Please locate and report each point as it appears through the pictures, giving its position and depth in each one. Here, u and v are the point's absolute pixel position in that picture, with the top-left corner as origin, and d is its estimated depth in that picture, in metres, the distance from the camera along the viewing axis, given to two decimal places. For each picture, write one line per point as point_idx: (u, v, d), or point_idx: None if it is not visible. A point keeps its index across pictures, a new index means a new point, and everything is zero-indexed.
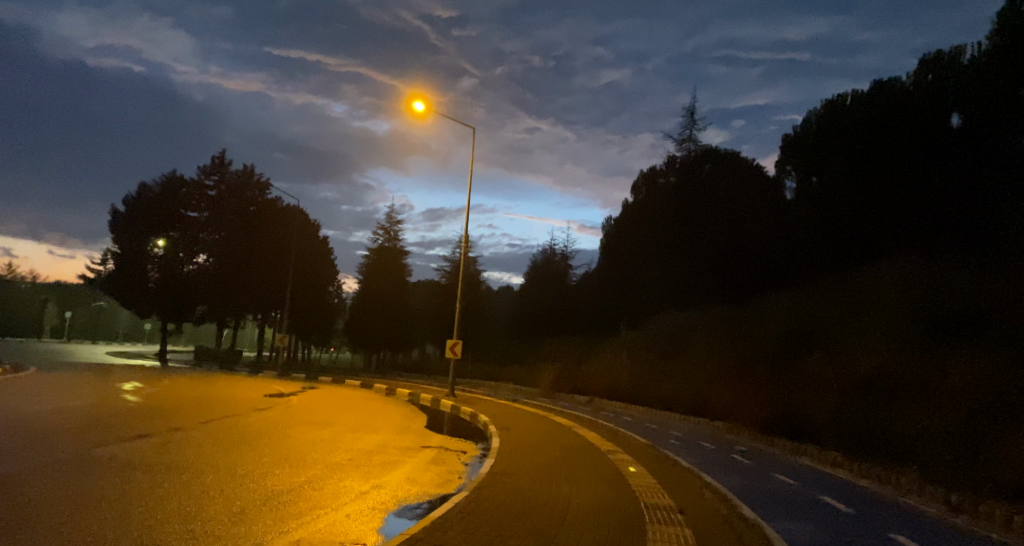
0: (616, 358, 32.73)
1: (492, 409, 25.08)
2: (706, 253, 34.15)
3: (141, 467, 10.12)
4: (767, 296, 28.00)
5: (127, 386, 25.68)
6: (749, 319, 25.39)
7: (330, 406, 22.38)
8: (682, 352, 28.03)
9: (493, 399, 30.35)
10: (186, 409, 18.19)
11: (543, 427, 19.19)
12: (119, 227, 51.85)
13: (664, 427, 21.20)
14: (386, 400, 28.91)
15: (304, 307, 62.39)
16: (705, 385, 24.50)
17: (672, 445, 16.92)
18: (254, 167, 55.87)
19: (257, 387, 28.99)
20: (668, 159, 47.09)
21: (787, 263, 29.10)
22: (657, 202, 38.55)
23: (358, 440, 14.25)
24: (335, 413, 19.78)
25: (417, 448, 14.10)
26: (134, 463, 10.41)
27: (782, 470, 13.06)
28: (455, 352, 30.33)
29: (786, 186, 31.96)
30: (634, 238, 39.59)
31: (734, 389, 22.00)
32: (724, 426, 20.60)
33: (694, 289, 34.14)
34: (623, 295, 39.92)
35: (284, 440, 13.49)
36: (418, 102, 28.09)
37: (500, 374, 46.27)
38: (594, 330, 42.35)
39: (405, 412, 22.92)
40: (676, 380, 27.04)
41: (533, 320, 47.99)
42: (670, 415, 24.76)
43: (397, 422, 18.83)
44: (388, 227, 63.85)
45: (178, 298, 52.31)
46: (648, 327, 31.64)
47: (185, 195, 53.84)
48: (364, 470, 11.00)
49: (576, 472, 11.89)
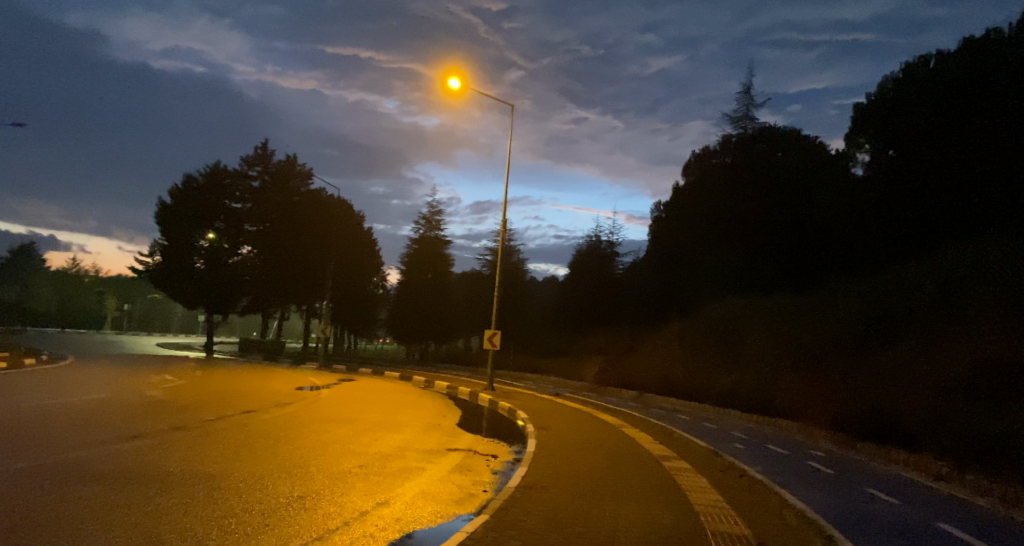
0: (667, 350, 30.70)
1: (534, 404, 23.34)
2: (764, 236, 31.66)
3: (118, 492, 8.61)
4: (836, 281, 25.48)
5: (156, 377, 24.84)
6: (819, 306, 22.97)
7: (358, 400, 20.96)
8: (741, 344, 25.84)
9: (535, 393, 28.63)
10: (201, 405, 16.94)
11: (589, 426, 17.29)
12: (164, 218, 51.72)
13: (722, 425, 19.11)
14: (422, 393, 27.50)
15: (347, 298, 61.84)
16: (767, 379, 22.28)
17: (734, 447, 14.90)
18: (296, 157, 55.57)
19: (289, 379, 27.92)
20: (721, 139, 44.45)
21: (859, 246, 26.47)
22: (710, 183, 36.12)
23: (376, 442, 12.64)
24: (361, 408, 18.31)
25: (442, 452, 12.40)
26: (111, 486, 8.91)
27: (872, 483, 10.98)
28: (494, 342, 28.72)
29: (857, 161, 29.28)
30: (686, 222, 37.26)
31: (803, 383, 19.72)
32: (792, 425, 18.38)
33: (753, 276, 31.72)
34: (674, 282, 37.65)
35: (292, 442, 11.99)
36: (454, 78, 26.53)
37: (544, 366, 44.64)
38: (643, 319, 40.18)
39: (438, 407, 21.31)
40: (734, 374, 24.87)
41: (578, 310, 46.09)
42: (727, 412, 22.62)
43: (427, 419, 17.24)
44: (431, 216, 62.87)
45: (224, 290, 52.09)
46: (702, 316, 29.40)
47: (229, 186, 53.31)
48: (371, 481, 9.34)
49: (624, 486, 10.03)
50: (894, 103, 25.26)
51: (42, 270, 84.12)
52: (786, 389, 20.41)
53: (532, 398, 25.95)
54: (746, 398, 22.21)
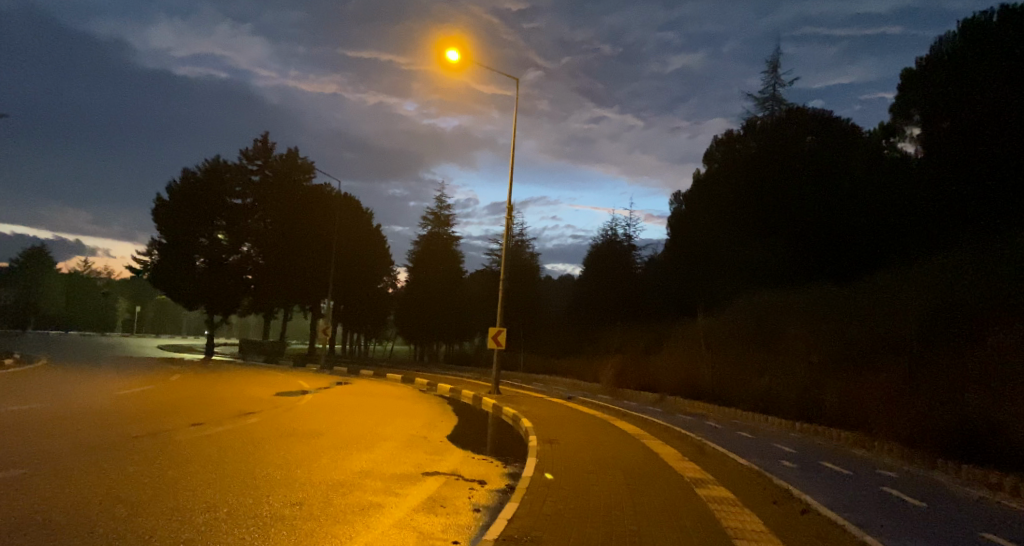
0: (692, 349, 28.02)
1: (542, 411, 20.70)
2: (797, 223, 28.82)
3: None
4: (886, 271, 22.58)
5: (125, 380, 22.52)
6: (873, 297, 20.08)
7: (341, 408, 18.45)
8: (780, 343, 23.25)
9: (545, 396, 26.04)
10: (148, 414, 14.53)
11: (604, 439, 14.61)
12: (163, 216, 49.63)
13: (763, 437, 16.33)
14: (421, 397, 25.02)
15: (354, 298, 59.70)
16: (814, 381, 19.44)
17: (783, 466, 12.10)
18: (299, 150, 53.51)
19: (275, 383, 25.55)
20: (746, 122, 41.51)
21: (916, 232, 23.66)
22: (735, 167, 33.27)
23: (332, 466, 10.01)
24: (340, 420, 15.75)
25: (415, 479, 9.71)
26: None
27: (983, 524, 8.31)
28: (499, 341, 26.20)
29: (906, 137, 26.32)
30: (709, 209, 34.44)
31: (859, 386, 16.88)
32: (848, 437, 15.53)
33: (785, 267, 28.93)
34: (697, 276, 34.87)
35: (222, 468, 9.43)
36: (453, 49, 24.08)
37: (557, 367, 42.06)
38: (664, 318, 37.39)
39: (431, 414, 18.73)
40: (771, 375, 22.04)
41: (593, 308, 43.43)
42: (764, 418, 19.83)
43: (410, 430, 14.63)
44: (439, 212, 60.76)
45: (225, 290, 50.01)
46: (731, 309, 26.67)
47: (230, 181, 51.21)
48: (291, 534, 6.69)
49: (651, 534, 7.32)
50: (954, 64, 22.36)
51: (54, 273, 83.53)
52: (838, 392, 17.56)
53: (541, 403, 23.29)
54: (786, 401, 19.39)
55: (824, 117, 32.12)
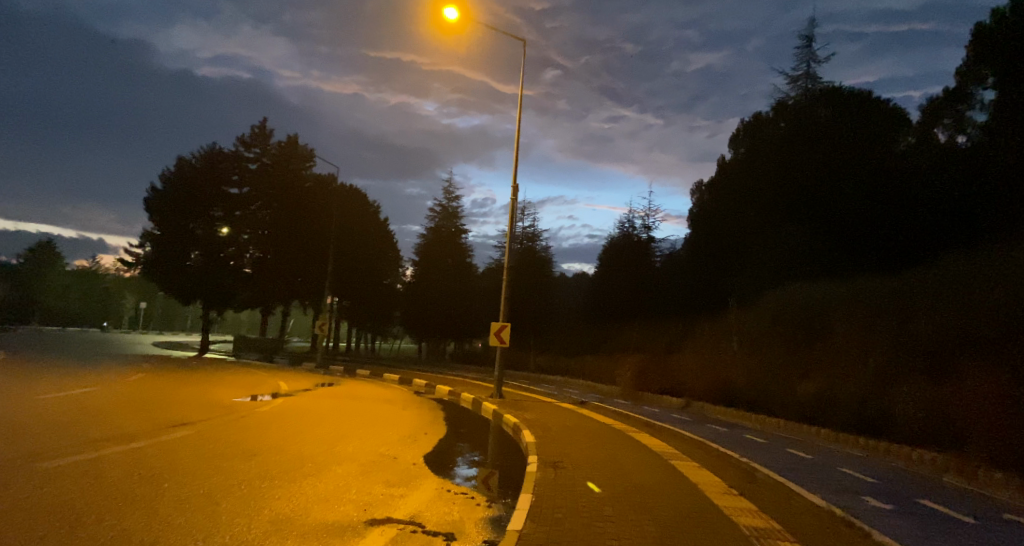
0: (722, 349, 24.92)
1: (551, 419, 17.73)
2: (840, 208, 25.63)
3: None
4: (955, 258, 19.27)
5: (73, 379, 19.68)
6: (950, 288, 16.88)
7: (308, 415, 15.55)
8: (827, 343, 20.12)
9: (555, 401, 23.05)
10: (51, 423, 11.64)
11: (623, 460, 11.56)
12: (155, 206, 47.14)
13: (825, 457, 13.14)
14: (413, 402, 22.07)
15: (357, 292, 57.07)
16: (879, 388, 16.21)
17: (870, 508, 8.86)
18: (298, 137, 50.90)
19: (248, 385, 22.70)
20: (775, 103, 38.21)
21: (999, 218, 20.43)
22: (764, 148, 30.04)
23: (239, 512, 6.99)
24: (298, 433, 12.82)
25: (349, 535, 6.61)
26: None
27: None
28: (503, 338, 23.33)
29: (977, 105, 23.04)
30: (737, 195, 31.22)
31: (950, 395, 13.67)
32: (938, 461, 12.30)
33: (826, 257, 25.71)
34: (724, 268, 31.78)
35: (70, 524, 6.44)
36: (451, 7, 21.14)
37: (569, 367, 39.06)
38: (687, 314, 34.12)
39: (416, 424, 15.79)
40: (822, 377, 18.75)
41: (609, 304, 40.33)
42: (816, 430, 16.60)
43: (376, 447, 11.68)
44: (446, 205, 58.16)
45: (219, 284, 47.39)
46: (767, 303, 23.56)
47: (227, 169, 48.72)
48: None
49: None
50: None
51: (59, 270, 81.66)
52: (915, 401, 14.36)
53: (550, 409, 20.20)
54: (841, 410, 16.18)
55: (863, 96, 28.94)
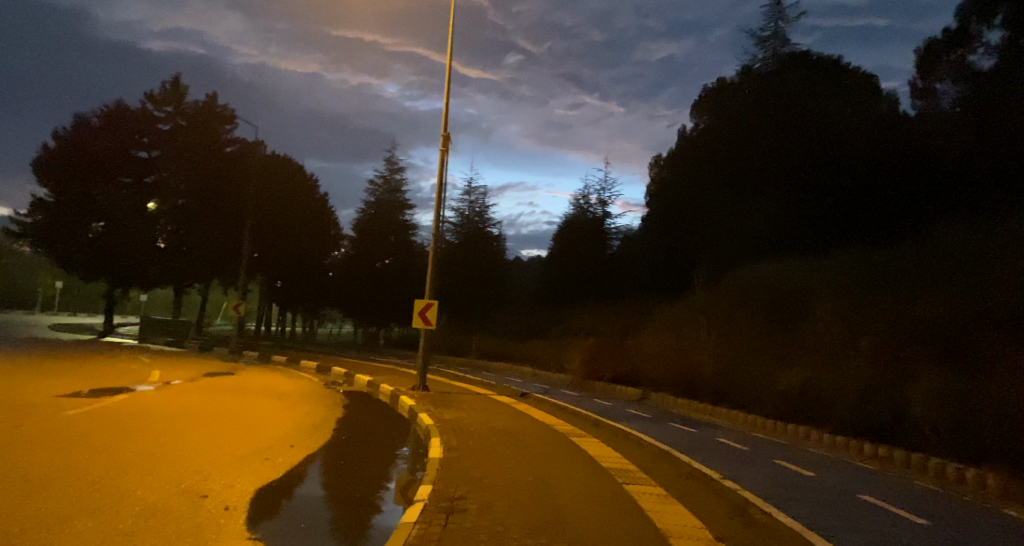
0: (682, 333, 21.67)
1: (477, 418, 14.10)
2: (821, 176, 22.61)
3: None
4: (960, 226, 16.27)
5: None
6: (972, 264, 13.66)
7: (145, 417, 11.64)
8: (806, 327, 16.97)
9: (489, 394, 19.40)
10: None
11: (557, 493, 7.78)
12: (49, 169, 41.90)
13: (835, 477, 9.58)
14: (317, 395, 18.12)
15: (286, 270, 52.32)
16: (888, 382, 12.87)
17: None
18: (217, 95, 45.55)
19: (110, 377, 18.39)
20: (740, 69, 35.10)
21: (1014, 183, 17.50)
22: (729, 109, 26.75)
23: None
24: (92, 448, 8.89)
25: None
26: None
27: None
28: (428, 319, 19.45)
29: (981, 48, 20.04)
30: (699, 163, 27.99)
31: (997, 392, 10.24)
32: (989, 482, 9.01)
33: (800, 232, 22.70)
34: (683, 244, 28.69)
35: None
36: None
37: (513, 352, 35.53)
38: (644, 296, 30.77)
39: (294, 429, 11.98)
40: (807, 365, 15.44)
41: (559, 285, 36.93)
42: (805, 432, 13.39)
43: (180, 479, 7.59)
44: (386, 177, 53.78)
45: (126, 260, 42.80)
46: (739, 281, 20.29)
47: (133, 130, 43.55)
48: None
49: None
50: None
51: None
52: (939, 399, 11.12)
53: (481, 404, 16.57)
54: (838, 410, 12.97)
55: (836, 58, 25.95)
